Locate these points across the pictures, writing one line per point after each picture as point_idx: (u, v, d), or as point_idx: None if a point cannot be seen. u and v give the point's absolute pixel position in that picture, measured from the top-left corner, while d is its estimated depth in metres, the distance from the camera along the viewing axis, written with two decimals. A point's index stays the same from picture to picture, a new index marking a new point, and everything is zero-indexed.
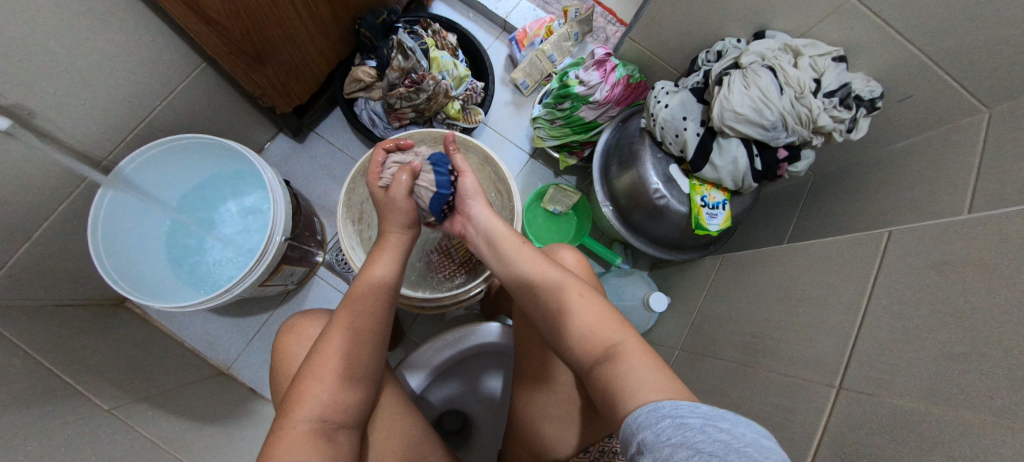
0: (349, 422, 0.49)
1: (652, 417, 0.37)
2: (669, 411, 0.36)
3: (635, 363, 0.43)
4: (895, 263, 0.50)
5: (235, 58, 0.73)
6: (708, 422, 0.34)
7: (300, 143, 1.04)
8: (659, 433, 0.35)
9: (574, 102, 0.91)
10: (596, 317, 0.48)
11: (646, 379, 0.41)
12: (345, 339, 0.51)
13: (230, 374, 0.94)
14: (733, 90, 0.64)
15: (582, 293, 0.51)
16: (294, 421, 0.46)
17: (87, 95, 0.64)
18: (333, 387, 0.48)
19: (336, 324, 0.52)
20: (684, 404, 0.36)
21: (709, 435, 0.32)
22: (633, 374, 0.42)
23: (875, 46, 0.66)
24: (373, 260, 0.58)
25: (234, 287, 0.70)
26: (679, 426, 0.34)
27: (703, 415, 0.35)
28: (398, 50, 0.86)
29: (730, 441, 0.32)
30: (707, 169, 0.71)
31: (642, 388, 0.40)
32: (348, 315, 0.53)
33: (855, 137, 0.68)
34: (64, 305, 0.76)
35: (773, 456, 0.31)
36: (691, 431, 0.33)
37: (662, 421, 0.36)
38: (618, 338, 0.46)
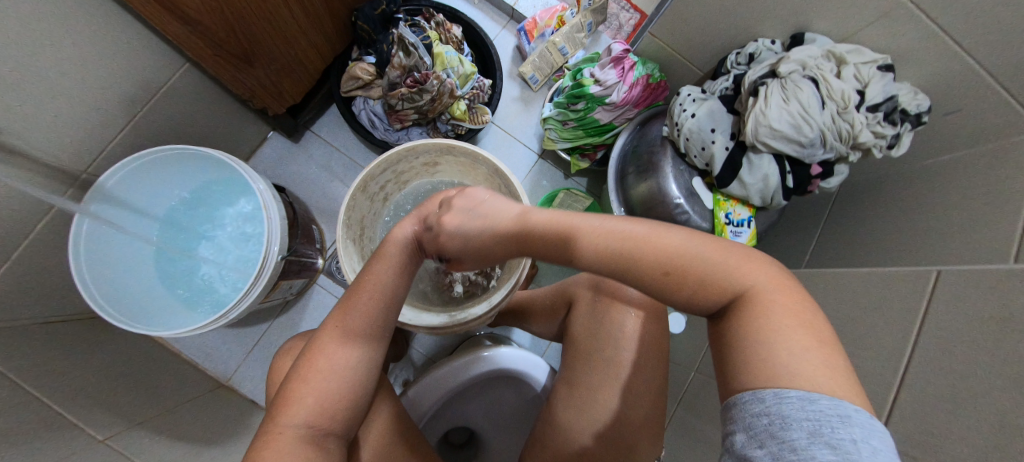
0: (339, 430, 0.46)
1: (747, 413, 0.32)
2: (767, 407, 0.31)
3: (774, 316, 0.34)
4: (943, 309, 0.46)
5: (221, 59, 0.66)
6: (817, 433, 0.28)
7: (295, 143, 0.98)
8: (750, 436, 0.31)
9: (589, 103, 0.84)
10: (708, 269, 0.38)
11: (790, 343, 0.33)
12: (355, 335, 0.48)
13: (229, 387, 0.91)
14: (770, 104, 0.59)
15: (671, 270, 0.38)
16: (285, 424, 0.43)
17: (59, 106, 0.58)
18: (323, 391, 0.45)
19: (328, 332, 0.48)
20: (792, 397, 0.30)
21: (813, 450, 0.28)
22: (778, 335, 0.33)
23: (926, 54, 0.60)
24: (376, 257, 0.50)
25: (228, 312, 0.65)
26: (777, 434, 0.29)
27: (815, 416, 0.29)
28: (398, 46, 0.78)
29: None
30: (735, 185, 0.66)
31: (787, 353, 0.32)
32: (342, 317, 0.48)
33: (896, 154, 0.62)
34: (54, 322, 0.71)
35: None
36: (793, 442, 0.29)
37: (758, 419, 0.31)
38: (744, 286, 0.37)
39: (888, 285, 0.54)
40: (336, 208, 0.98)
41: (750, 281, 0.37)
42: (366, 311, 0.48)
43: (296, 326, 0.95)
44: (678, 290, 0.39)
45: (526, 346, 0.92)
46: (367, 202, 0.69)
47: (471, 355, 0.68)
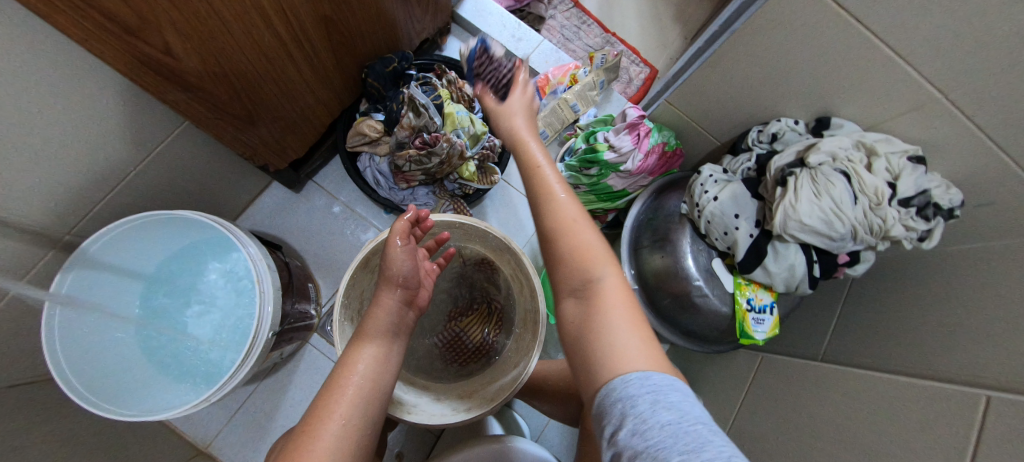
0: None
1: (607, 403, 0.34)
2: (620, 391, 0.34)
3: (612, 309, 0.40)
4: (998, 444, 0.42)
5: (222, 122, 0.63)
6: (657, 401, 0.32)
7: (296, 194, 0.94)
8: (613, 424, 0.33)
9: (602, 169, 0.82)
10: (582, 248, 0.44)
11: (623, 340, 0.37)
12: (337, 436, 0.42)
13: (208, 455, 0.85)
14: (800, 198, 0.56)
15: (581, 225, 0.45)
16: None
17: (43, 171, 0.54)
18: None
19: (313, 427, 0.42)
20: (632, 379, 0.34)
21: (658, 418, 0.31)
22: (611, 329, 0.38)
23: (959, 150, 0.57)
24: (358, 339, 0.50)
25: (213, 394, 0.59)
26: (631, 413, 0.32)
27: (653, 389, 0.33)
28: (410, 105, 0.77)
29: (676, 422, 0.30)
30: (759, 272, 0.63)
31: (624, 343, 0.37)
32: (325, 414, 0.43)
33: (928, 247, 0.59)
34: (18, 385, 0.63)
35: (721, 438, 0.30)
36: (643, 417, 0.31)
37: (614, 406, 0.33)
38: (598, 274, 0.42)
39: (931, 402, 0.50)
40: (334, 263, 0.94)
41: (603, 273, 0.42)
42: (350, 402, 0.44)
43: (285, 388, 0.89)
44: (570, 241, 0.44)
45: (530, 420, 0.87)
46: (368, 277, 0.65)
47: (479, 446, 0.64)
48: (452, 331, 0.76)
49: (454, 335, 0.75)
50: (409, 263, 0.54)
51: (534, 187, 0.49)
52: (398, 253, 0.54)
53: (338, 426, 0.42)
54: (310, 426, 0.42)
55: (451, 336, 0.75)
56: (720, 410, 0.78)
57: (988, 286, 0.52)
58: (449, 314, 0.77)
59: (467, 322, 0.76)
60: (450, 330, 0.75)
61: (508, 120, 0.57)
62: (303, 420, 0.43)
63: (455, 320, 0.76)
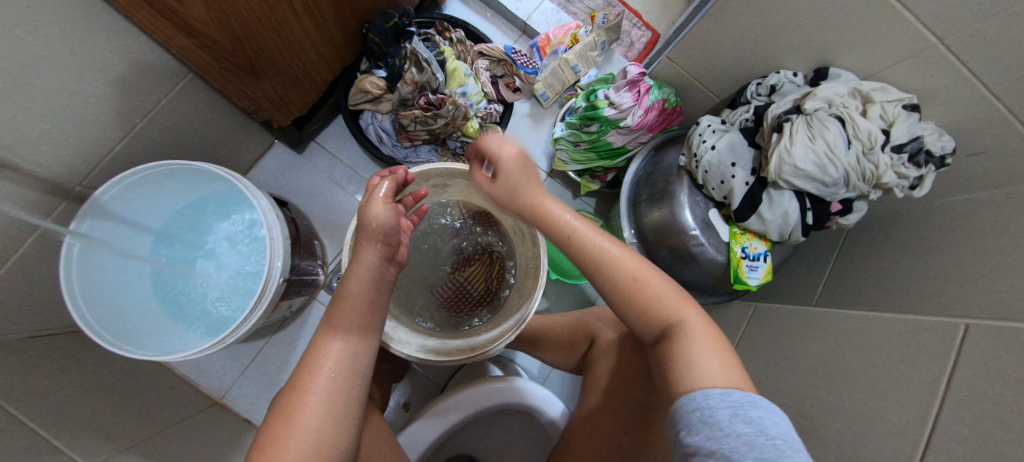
0: None
1: (684, 411, 0.38)
2: (697, 402, 0.37)
3: (697, 342, 0.43)
4: (973, 366, 0.45)
5: (226, 72, 0.63)
6: (736, 414, 0.35)
7: (298, 154, 0.95)
8: (690, 428, 0.37)
9: (602, 126, 0.83)
10: (656, 295, 0.47)
11: (706, 364, 0.41)
12: (331, 386, 0.48)
13: (223, 405, 0.89)
14: (795, 142, 0.58)
15: (638, 275, 0.48)
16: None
17: (53, 118, 0.55)
18: (292, 454, 0.43)
19: (299, 386, 0.47)
20: (713, 393, 0.37)
21: (735, 427, 0.34)
22: (697, 360, 0.41)
23: (953, 97, 0.58)
24: (337, 301, 0.53)
25: (228, 336, 0.62)
26: (707, 421, 0.36)
27: (732, 404, 0.36)
28: (412, 61, 0.78)
29: (753, 434, 0.34)
30: (753, 220, 0.65)
31: (714, 370, 0.40)
32: (307, 377, 0.48)
33: (918, 196, 0.61)
34: (42, 335, 0.68)
35: (794, 451, 0.33)
36: (720, 426, 0.35)
37: (692, 415, 0.37)
38: (679, 318, 0.45)
39: (912, 334, 0.52)
40: (339, 222, 0.96)
41: (684, 315, 0.46)
42: (329, 366, 0.48)
43: (294, 343, 0.92)
44: (643, 291, 0.47)
45: (531, 370, 0.91)
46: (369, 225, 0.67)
47: (486, 385, 0.68)
48: (455, 281, 0.77)
49: (456, 286, 0.77)
50: (389, 211, 0.56)
51: (573, 249, 0.50)
52: (377, 207, 0.56)
53: (321, 384, 0.47)
54: (296, 385, 0.48)
55: (452, 286, 0.76)
56: None
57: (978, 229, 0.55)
58: (454, 263, 0.78)
59: (471, 269, 0.77)
60: (452, 280, 0.77)
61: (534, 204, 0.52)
62: (292, 380, 0.49)
63: (458, 270, 0.77)
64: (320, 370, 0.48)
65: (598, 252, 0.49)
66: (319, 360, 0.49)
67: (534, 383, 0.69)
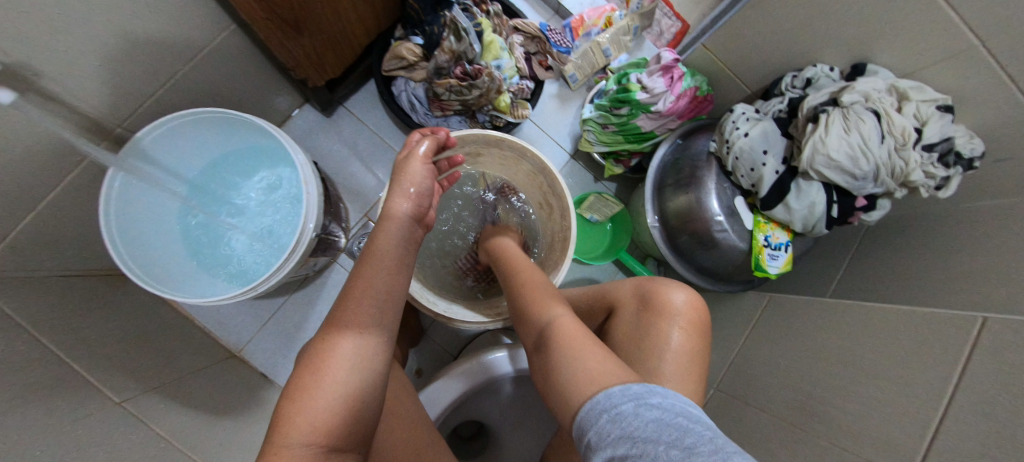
0: (342, 445, 0.44)
1: (592, 415, 0.38)
2: (604, 403, 0.38)
3: (564, 347, 0.46)
4: (987, 358, 0.47)
5: (271, 25, 0.63)
6: (639, 404, 0.36)
7: (326, 118, 0.95)
8: (601, 431, 0.36)
9: (633, 110, 0.84)
10: (543, 304, 0.53)
11: (573, 364, 0.44)
12: (357, 347, 0.47)
13: (241, 358, 0.90)
14: (830, 133, 0.59)
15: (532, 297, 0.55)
16: (282, 445, 0.41)
17: (102, 56, 0.55)
18: (319, 406, 0.43)
19: (324, 340, 0.47)
20: (612, 391, 0.39)
21: (641, 417, 0.35)
22: (566, 363, 0.45)
23: (988, 100, 0.59)
24: (365, 258, 0.52)
25: (260, 285, 0.63)
26: (615, 419, 0.36)
27: (632, 396, 0.37)
28: (451, 29, 0.77)
29: (661, 420, 0.34)
30: (780, 209, 0.67)
31: (581, 370, 0.43)
32: (331, 332, 0.47)
33: (943, 196, 0.63)
34: (71, 276, 0.71)
35: (698, 426, 0.35)
36: (627, 419, 0.35)
37: (600, 418, 0.37)
38: (553, 318, 0.51)
39: (927, 326, 0.54)
40: (363, 188, 0.96)
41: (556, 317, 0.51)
42: (354, 322, 0.47)
43: (312, 303, 0.94)
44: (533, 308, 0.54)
45: None
46: None
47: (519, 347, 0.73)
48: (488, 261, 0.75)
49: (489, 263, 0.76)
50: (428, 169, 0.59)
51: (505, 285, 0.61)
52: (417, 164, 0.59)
53: (350, 339, 0.47)
54: (321, 340, 0.47)
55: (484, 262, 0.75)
56: (724, 343, 0.84)
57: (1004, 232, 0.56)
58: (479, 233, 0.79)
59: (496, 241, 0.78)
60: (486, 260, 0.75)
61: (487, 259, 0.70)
62: (318, 334, 0.48)
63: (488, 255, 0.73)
64: (342, 327, 0.47)
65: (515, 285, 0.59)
66: (341, 315, 0.48)
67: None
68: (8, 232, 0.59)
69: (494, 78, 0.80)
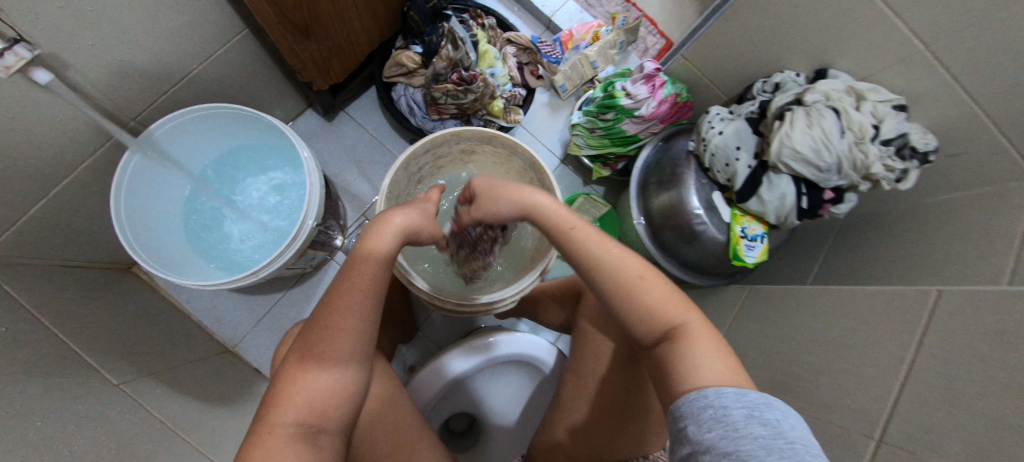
0: (329, 426, 0.47)
1: (694, 406, 0.38)
2: (710, 400, 0.38)
3: (698, 347, 0.43)
4: (943, 327, 0.50)
5: (282, 28, 0.68)
6: (751, 415, 0.36)
7: (327, 121, 1.00)
8: (700, 424, 0.37)
9: (618, 114, 0.89)
10: (654, 297, 0.47)
11: (709, 364, 0.41)
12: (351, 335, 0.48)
13: (236, 353, 0.92)
14: (794, 128, 0.64)
15: (642, 274, 0.48)
16: (275, 424, 0.44)
17: (126, 52, 0.60)
18: (312, 389, 0.46)
19: (318, 325, 0.48)
20: (727, 393, 0.38)
21: (750, 429, 0.35)
22: (702, 364, 0.42)
23: (936, 100, 0.65)
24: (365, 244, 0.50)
25: (260, 271, 0.66)
26: (721, 419, 0.36)
27: (745, 406, 0.37)
28: (449, 38, 0.84)
29: (770, 437, 0.34)
30: (753, 201, 0.72)
31: (716, 371, 0.41)
32: (326, 318, 0.47)
33: (903, 188, 0.67)
34: (72, 265, 0.73)
35: (808, 451, 0.34)
36: (733, 424, 0.36)
37: (704, 411, 0.38)
38: (681, 320, 0.46)
39: (889, 303, 0.58)
40: (362, 189, 1.00)
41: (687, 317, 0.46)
42: (350, 311, 0.47)
43: (308, 299, 0.96)
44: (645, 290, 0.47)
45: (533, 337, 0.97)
46: (405, 180, 0.73)
47: (495, 335, 0.74)
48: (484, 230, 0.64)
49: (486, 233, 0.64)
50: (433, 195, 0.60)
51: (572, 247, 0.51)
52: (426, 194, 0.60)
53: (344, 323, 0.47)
54: (314, 324, 0.48)
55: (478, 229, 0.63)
56: None
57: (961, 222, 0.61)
58: None
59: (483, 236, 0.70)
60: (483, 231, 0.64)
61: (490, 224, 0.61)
62: (313, 317, 0.49)
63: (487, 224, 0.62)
64: (336, 313, 0.47)
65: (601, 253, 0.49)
66: (338, 302, 0.47)
67: (540, 339, 0.76)
68: (21, 216, 0.61)
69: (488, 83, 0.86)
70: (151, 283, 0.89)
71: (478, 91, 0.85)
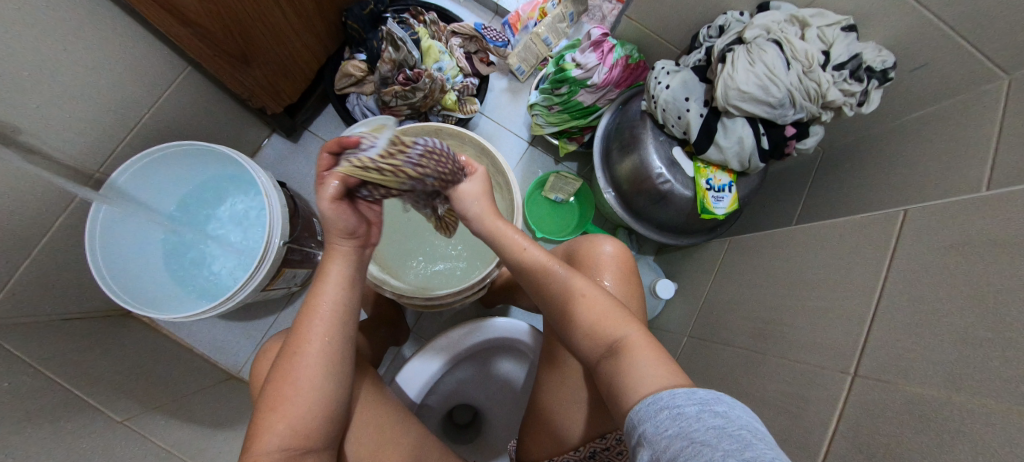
0: (317, 445, 0.45)
1: (650, 410, 0.35)
2: (664, 402, 0.35)
3: (639, 360, 0.41)
4: (909, 247, 0.48)
5: (220, 60, 0.70)
6: (703, 409, 0.33)
7: (294, 143, 1.02)
8: (657, 427, 0.34)
9: (571, 87, 0.87)
10: (600, 313, 0.46)
11: (643, 372, 0.39)
12: (322, 363, 0.46)
13: (241, 378, 0.95)
14: (736, 68, 0.63)
15: (587, 291, 0.48)
16: (257, 451, 0.43)
17: (71, 108, 0.62)
18: (291, 415, 0.44)
19: (293, 348, 0.46)
20: (680, 392, 0.35)
21: (704, 423, 0.32)
22: (634, 374, 0.40)
23: (889, 13, 0.61)
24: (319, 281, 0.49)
25: (235, 294, 0.68)
26: (675, 418, 0.33)
27: (699, 401, 0.34)
28: (388, 40, 0.83)
29: (724, 431, 0.31)
30: (712, 151, 0.70)
31: (650, 379, 0.38)
32: (304, 340, 0.46)
33: (866, 111, 0.64)
34: (71, 318, 0.77)
35: (768, 441, 0.31)
36: (687, 421, 0.32)
37: (659, 413, 0.35)
38: (622, 333, 0.44)
39: (862, 232, 0.56)
40: None
41: (627, 330, 0.44)
42: (326, 332, 0.47)
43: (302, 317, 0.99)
44: (594, 307, 0.47)
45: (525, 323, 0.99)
46: None
47: (470, 326, 0.72)
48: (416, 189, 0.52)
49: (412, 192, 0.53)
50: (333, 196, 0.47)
51: (527, 276, 0.52)
52: (347, 142, 0.47)
53: (312, 346, 0.46)
54: (290, 349, 0.46)
55: (439, 173, 0.49)
56: (692, 292, 0.85)
57: (934, 139, 0.58)
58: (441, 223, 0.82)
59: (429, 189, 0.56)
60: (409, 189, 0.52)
61: (479, 212, 0.54)
62: (288, 341, 0.47)
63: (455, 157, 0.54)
64: (310, 337, 0.47)
65: (549, 276, 0.50)
66: (312, 324, 0.47)
67: (520, 321, 0.74)
68: (8, 279, 0.65)
69: (433, 79, 0.85)
70: (151, 324, 0.93)
71: (426, 87, 0.85)
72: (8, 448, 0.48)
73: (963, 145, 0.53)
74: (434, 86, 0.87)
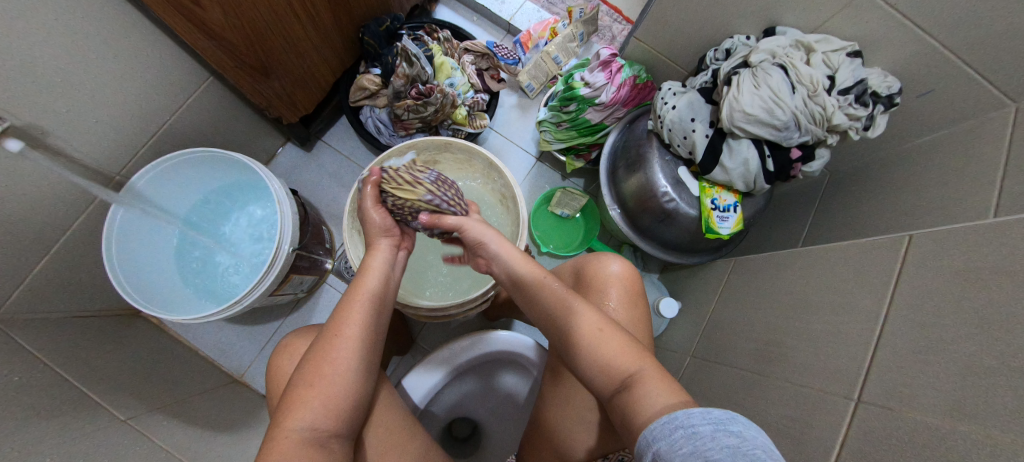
0: (342, 430, 0.45)
1: (664, 429, 0.35)
2: (678, 420, 0.35)
3: (652, 394, 0.40)
4: (915, 272, 0.48)
5: (241, 71, 0.73)
6: (718, 428, 0.33)
7: (308, 152, 1.05)
8: (671, 445, 0.34)
9: (580, 105, 0.89)
10: (612, 347, 0.45)
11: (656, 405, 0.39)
12: (359, 350, 0.47)
13: (243, 382, 0.96)
14: (742, 91, 0.64)
15: (601, 327, 0.47)
16: (285, 428, 0.43)
17: (97, 113, 0.65)
18: (326, 393, 0.44)
19: (331, 333, 0.48)
20: (696, 411, 0.35)
21: (719, 442, 0.32)
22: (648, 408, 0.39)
23: (895, 40, 0.62)
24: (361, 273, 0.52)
25: (244, 298, 0.69)
26: (690, 437, 0.33)
27: (714, 420, 0.33)
28: (403, 56, 0.86)
29: (738, 451, 0.31)
30: (718, 171, 0.71)
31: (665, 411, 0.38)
32: (343, 325, 0.48)
33: (873, 135, 0.64)
34: (83, 315, 0.78)
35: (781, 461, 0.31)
36: (702, 440, 0.32)
37: (674, 431, 0.34)
38: (636, 367, 0.43)
39: (868, 256, 0.55)
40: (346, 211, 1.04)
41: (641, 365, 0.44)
42: (366, 319, 0.48)
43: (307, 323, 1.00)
44: (606, 340, 0.46)
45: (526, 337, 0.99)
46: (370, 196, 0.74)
47: (475, 337, 0.72)
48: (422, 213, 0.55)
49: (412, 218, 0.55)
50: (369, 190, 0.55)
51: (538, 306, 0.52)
52: None
53: (352, 330, 0.48)
54: (332, 331, 0.48)
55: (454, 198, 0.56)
56: (695, 312, 0.85)
57: (941, 166, 0.58)
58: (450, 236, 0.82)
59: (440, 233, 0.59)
60: (416, 207, 0.54)
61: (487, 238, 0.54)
62: (327, 326, 0.49)
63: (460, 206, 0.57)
64: (353, 319, 0.48)
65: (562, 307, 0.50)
66: (355, 308, 0.49)
67: (526, 338, 0.74)
68: (25, 275, 0.67)
69: (444, 93, 0.87)
70: (160, 324, 0.94)
71: (438, 102, 0.87)
72: (12, 440, 0.49)
73: (971, 171, 0.53)
74: (444, 100, 0.89)
